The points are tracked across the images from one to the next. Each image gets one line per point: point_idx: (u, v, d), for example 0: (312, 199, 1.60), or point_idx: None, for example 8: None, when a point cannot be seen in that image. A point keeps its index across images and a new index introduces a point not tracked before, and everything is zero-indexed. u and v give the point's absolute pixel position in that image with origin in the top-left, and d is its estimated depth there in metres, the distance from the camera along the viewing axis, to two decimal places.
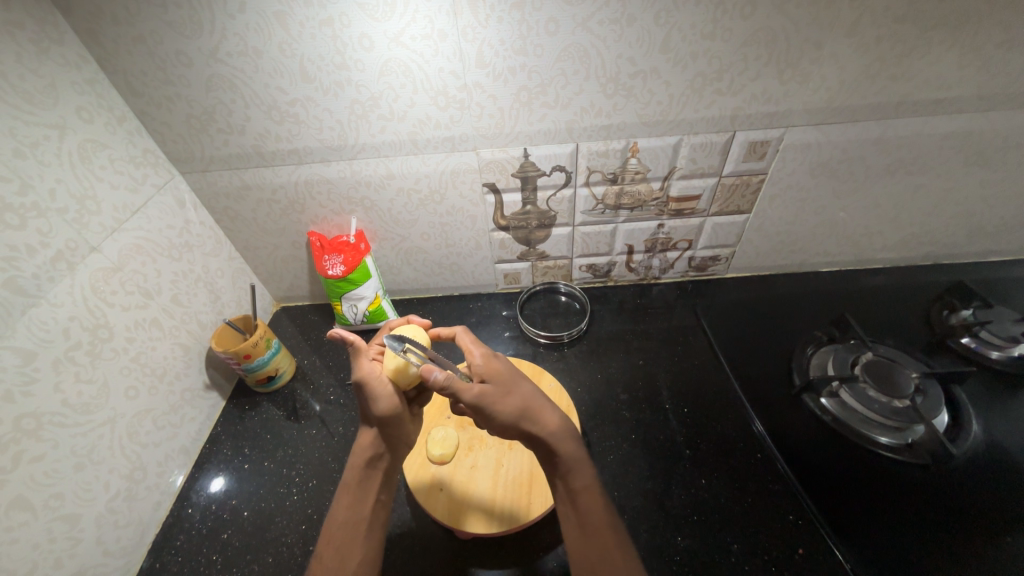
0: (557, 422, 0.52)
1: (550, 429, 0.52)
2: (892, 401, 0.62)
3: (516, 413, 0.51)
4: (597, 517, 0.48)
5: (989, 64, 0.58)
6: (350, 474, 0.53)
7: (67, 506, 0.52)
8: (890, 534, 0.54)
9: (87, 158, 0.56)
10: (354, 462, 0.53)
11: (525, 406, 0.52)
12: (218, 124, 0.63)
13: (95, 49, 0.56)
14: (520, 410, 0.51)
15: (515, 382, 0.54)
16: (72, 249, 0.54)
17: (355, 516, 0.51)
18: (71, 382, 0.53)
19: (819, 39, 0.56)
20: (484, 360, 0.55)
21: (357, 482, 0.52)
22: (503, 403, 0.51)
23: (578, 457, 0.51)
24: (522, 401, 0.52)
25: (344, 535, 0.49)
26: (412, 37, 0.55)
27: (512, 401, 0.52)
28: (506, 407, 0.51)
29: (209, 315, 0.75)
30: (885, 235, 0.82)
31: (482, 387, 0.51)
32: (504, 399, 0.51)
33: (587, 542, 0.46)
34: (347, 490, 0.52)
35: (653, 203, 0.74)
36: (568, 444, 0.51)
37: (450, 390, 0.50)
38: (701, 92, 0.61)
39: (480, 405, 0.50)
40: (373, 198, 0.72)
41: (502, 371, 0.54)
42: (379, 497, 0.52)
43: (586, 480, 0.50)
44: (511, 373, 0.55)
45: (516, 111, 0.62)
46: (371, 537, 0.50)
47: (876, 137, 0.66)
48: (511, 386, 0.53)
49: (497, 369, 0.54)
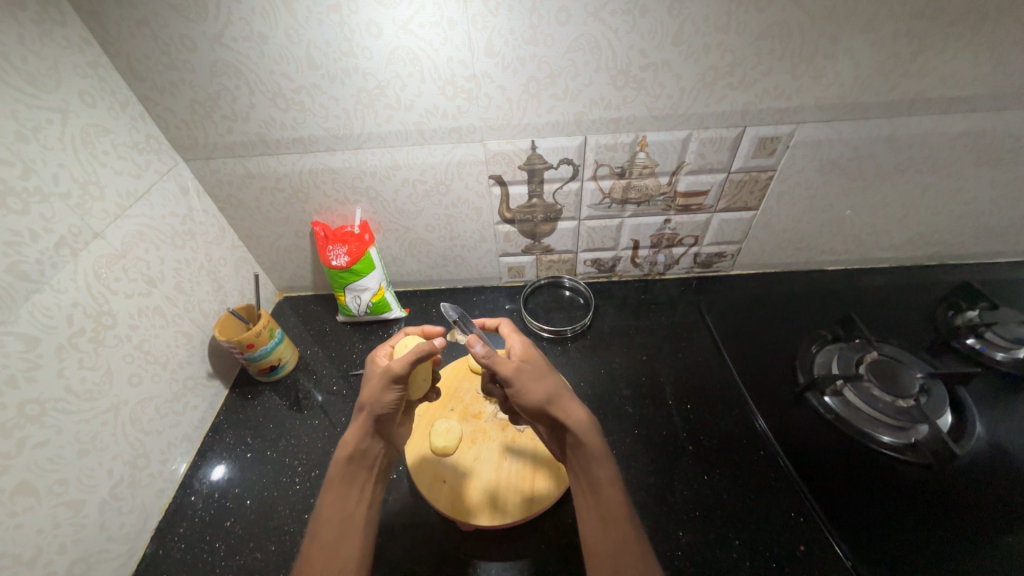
0: (582, 416, 0.52)
1: (573, 418, 0.51)
2: (896, 401, 0.62)
3: (550, 394, 0.52)
4: (616, 506, 0.47)
5: (1004, 62, 0.57)
6: (334, 472, 0.52)
7: (70, 492, 0.52)
8: (892, 533, 0.54)
9: (91, 143, 0.55)
10: (340, 459, 0.52)
11: (554, 393, 0.53)
12: (222, 110, 0.62)
13: (98, 31, 0.55)
14: (551, 392, 0.52)
15: (549, 373, 0.55)
16: (75, 234, 0.53)
17: (338, 512, 0.49)
18: (75, 369, 0.53)
19: (834, 33, 0.55)
20: (523, 348, 0.57)
21: (340, 482, 0.51)
22: (538, 383, 0.53)
23: (601, 450, 0.50)
24: (554, 387, 0.53)
25: (330, 532, 0.47)
26: (421, 25, 0.54)
27: (544, 384, 0.53)
28: (539, 387, 0.52)
29: (213, 303, 0.75)
30: (892, 235, 0.81)
31: (518, 365, 0.53)
32: (538, 381, 0.53)
33: (608, 530, 0.46)
34: (329, 489, 0.51)
35: (661, 198, 0.74)
36: (592, 436, 0.51)
37: (488, 362, 0.53)
38: (713, 86, 0.60)
39: (514, 379, 0.52)
40: (377, 188, 0.72)
41: (538, 361, 0.57)
42: (366, 494, 0.51)
43: (608, 472, 0.49)
44: (547, 366, 0.57)
45: (525, 102, 0.61)
46: (353, 531, 0.48)
47: (887, 135, 0.66)
48: (544, 373, 0.55)
49: (534, 357, 0.56)
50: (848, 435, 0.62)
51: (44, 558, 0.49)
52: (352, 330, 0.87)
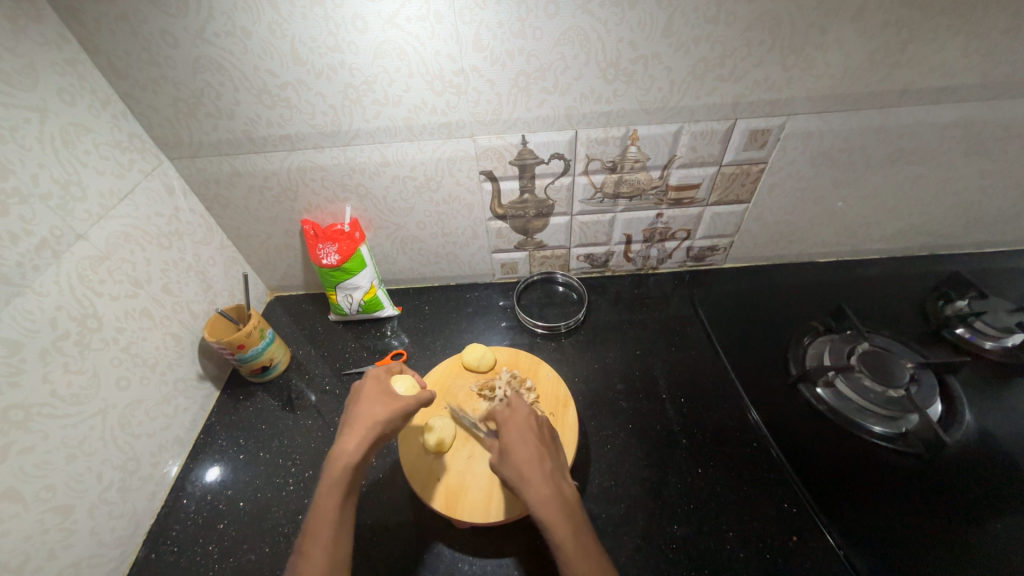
0: (535, 487, 0.47)
1: (528, 491, 0.47)
2: (887, 391, 0.63)
3: (515, 472, 0.49)
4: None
5: (991, 52, 0.57)
6: (336, 474, 0.48)
7: (59, 497, 0.52)
8: (882, 521, 0.55)
9: (71, 142, 0.54)
10: (346, 465, 0.49)
11: (515, 468, 0.49)
12: (206, 108, 0.61)
13: (76, 27, 0.53)
14: (516, 469, 0.49)
15: (520, 443, 0.51)
16: (57, 236, 0.52)
17: (340, 514, 0.47)
18: (60, 372, 0.52)
19: (823, 24, 0.55)
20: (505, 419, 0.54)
21: (343, 486, 0.48)
22: (507, 459, 0.50)
23: (548, 516, 0.45)
24: (515, 461, 0.49)
25: (329, 538, 0.46)
26: (407, 19, 0.53)
27: (507, 460, 0.50)
28: (506, 466, 0.50)
29: (202, 304, 0.74)
30: (883, 226, 0.82)
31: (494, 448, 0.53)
32: (503, 457, 0.51)
33: None
34: (329, 493, 0.48)
35: (653, 191, 0.73)
36: (552, 516, 0.45)
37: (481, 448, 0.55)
38: (703, 78, 0.60)
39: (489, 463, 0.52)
40: (367, 185, 0.71)
41: (514, 429, 0.53)
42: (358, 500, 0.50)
43: (557, 539, 0.44)
44: (523, 434, 0.52)
45: (515, 96, 0.61)
46: (347, 538, 0.47)
47: (877, 127, 0.66)
48: (511, 445, 0.51)
49: (511, 427, 0.53)
50: (840, 425, 0.62)
51: (32, 565, 0.49)
52: (345, 329, 0.86)
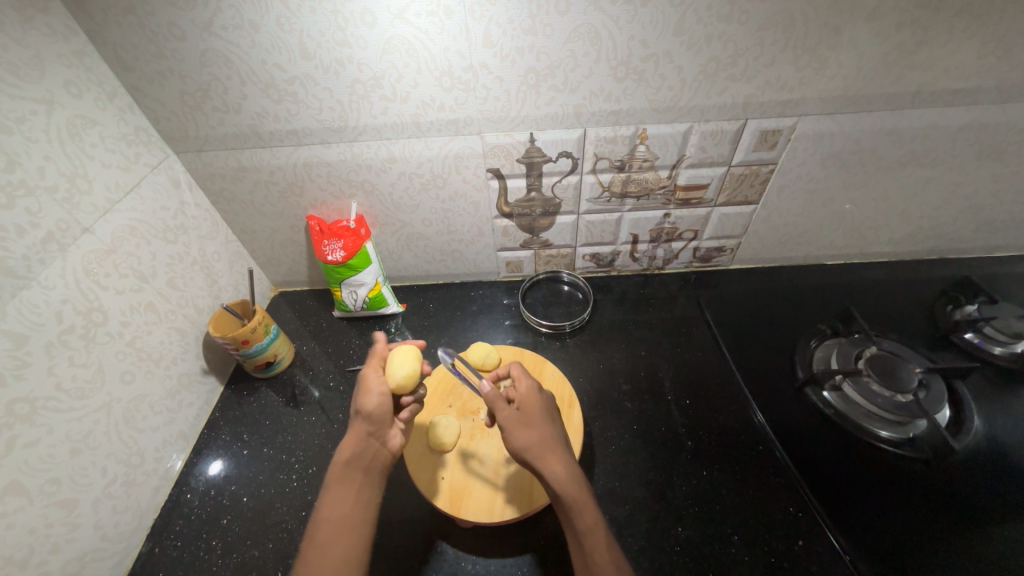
0: (564, 467, 0.48)
1: (556, 468, 0.48)
2: (894, 396, 0.62)
3: (540, 447, 0.49)
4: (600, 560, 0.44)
5: (1009, 54, 0.56)
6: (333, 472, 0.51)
7: (64, 490, 0.52)
8: (890, 527, 0.54)
9: (77, 135, 0.54)
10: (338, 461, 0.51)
11: (541, 443, 0.50)
12: (213, 102, 0.61)
13: (83, 19, 0.53)
14: (540, 443, 0.50)
15: (542, 420, 0.52)
16: (63, 230, 0.52)
17: (335, 510, 0.49)
18: (65, 366, 0.52)
19: (838, 24, 0.54)
20: (525, 391, 0.55)
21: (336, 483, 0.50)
22: (531, 432, 0.50)
23: (580, 498, 0.47)
24: (541, 437, 0.50)
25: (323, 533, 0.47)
26: (417, 14, 0.52)
27: (529, 433, 0.50)
28: (531, 441, 0.50)
29: (207, 299, 0.73)
30: (893, 228, 0.81)
31: (511, 413, 0.52)
32: (525, 427, 0.51)
33: None
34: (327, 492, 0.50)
35: (661, 191, 0.73)
36: (582, 500, 0.47)
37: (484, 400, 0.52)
38: (714, 77, 0.59)
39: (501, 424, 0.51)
40: (373, 181, 0.71)
41: (536, 405, 0.54)
42: (359, 496, 0.50)
43: (587, 521, 0.46)
44: (545, 413, 0.53)
45: (524, 93, 0.60)
46: (348, 534, 0.47)
47: (889, 128, 0.65)
48: (534, 418, 0.52)
49: (533, 401, 0.54)
50: (845, 429, 0.62)
51: (36, 558, 0.49)
52: (349, 325, 0.86)
